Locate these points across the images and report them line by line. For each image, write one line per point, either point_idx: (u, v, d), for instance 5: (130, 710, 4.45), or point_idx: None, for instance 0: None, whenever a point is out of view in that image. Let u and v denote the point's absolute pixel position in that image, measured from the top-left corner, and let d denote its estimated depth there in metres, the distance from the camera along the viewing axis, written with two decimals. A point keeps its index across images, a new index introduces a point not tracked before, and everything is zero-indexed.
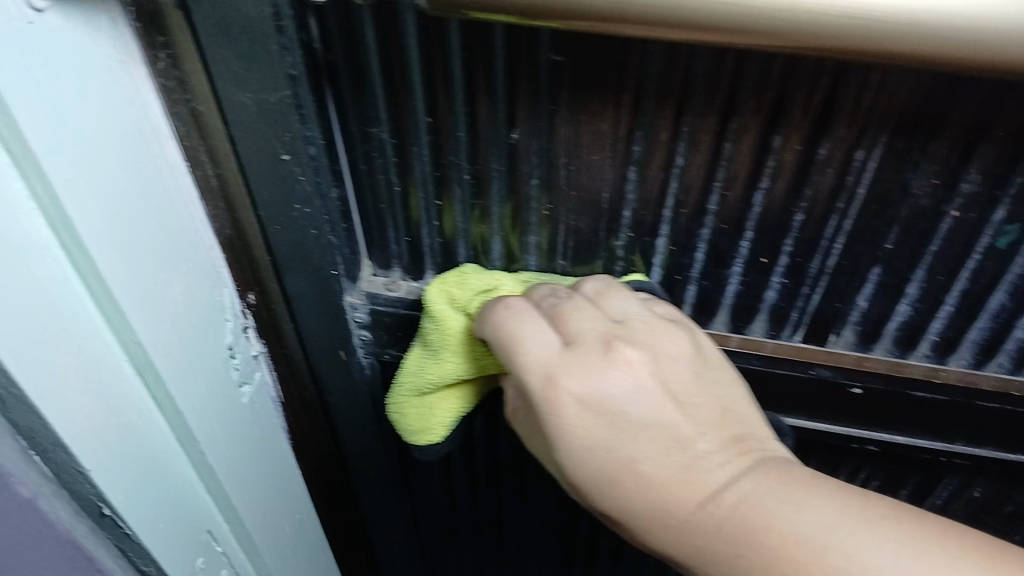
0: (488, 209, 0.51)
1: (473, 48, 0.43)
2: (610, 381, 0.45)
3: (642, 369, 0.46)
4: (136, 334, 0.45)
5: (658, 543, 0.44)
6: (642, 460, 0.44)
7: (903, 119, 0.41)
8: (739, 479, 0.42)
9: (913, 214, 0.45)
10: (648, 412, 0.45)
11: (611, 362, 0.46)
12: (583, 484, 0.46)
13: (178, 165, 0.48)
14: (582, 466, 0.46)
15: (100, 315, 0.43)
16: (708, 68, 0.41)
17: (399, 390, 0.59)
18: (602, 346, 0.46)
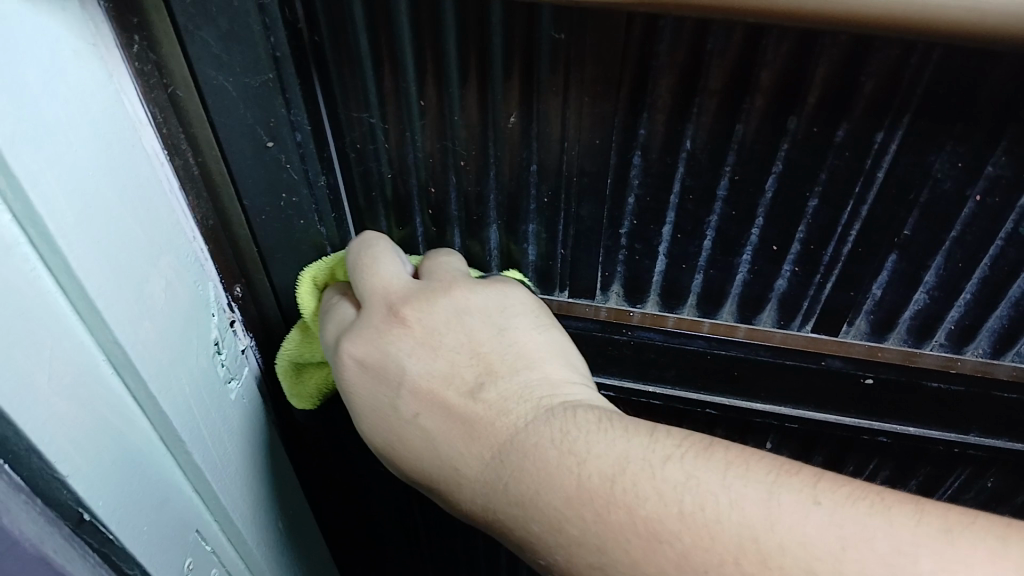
0: (484, 196, 0.49)
1: (469, 26, 0.40)
2: (389, 345, 0.47)
3: (420, 329, 0.47)
4: (111, 331, 0.42)
5: (413, 472, 0.48)
6: (424, 418, 0.46)
7: (928, 99, 0.39)
8: (530, 425, 0.44)
9: (933, 199, 0.43)
10: (424, 371, 0.47)
11: (390, 324, 0.48)
12: (391, 454, 0.49)
13: (161, 153, 0.45)
14: (380, 432, 0.49)
15: (70, 312, 0.40)
16: (719, 45, 0.39)
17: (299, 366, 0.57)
18: (386, 309, 0.48)
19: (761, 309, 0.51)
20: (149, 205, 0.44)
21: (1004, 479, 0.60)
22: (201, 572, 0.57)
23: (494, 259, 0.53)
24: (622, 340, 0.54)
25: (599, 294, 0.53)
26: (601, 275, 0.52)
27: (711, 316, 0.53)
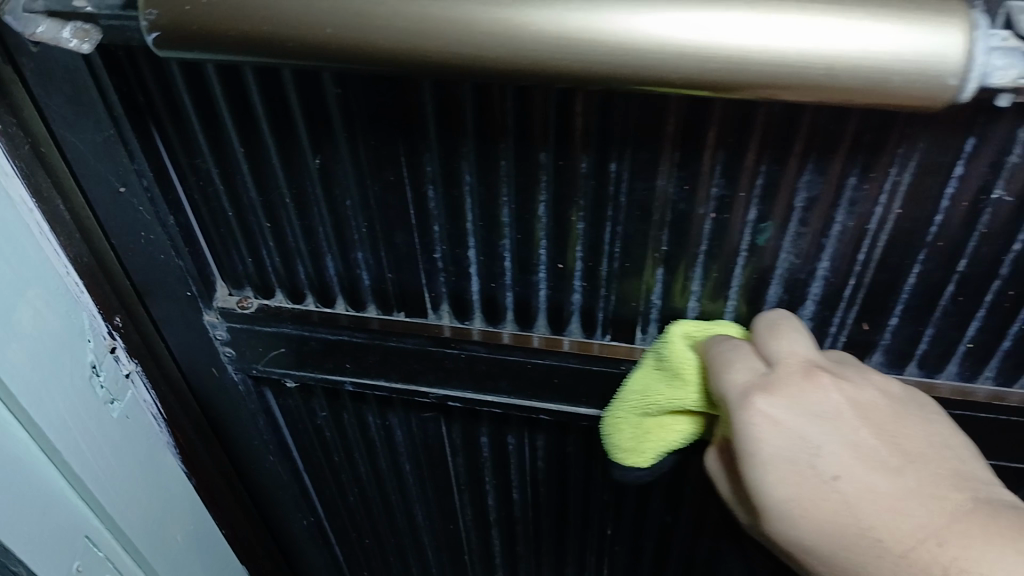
0: (314, 229, 0.56)
1: (270, 89, 0.48)
2: (812, 407, 0.44)
3: (840, 388, 0.45)
4: None
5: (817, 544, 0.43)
6: (842, 476, 0.42)
7: (645, 135, 0.46)
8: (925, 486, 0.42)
9: (675, 218, 0.50)
10: (828, 436, 0.43)
11: (812, 384, 0.44)
12: (778, 533, 0.45)
13: (28, 199, 0.51)
14: (781, 505, 0.44)
15: None
16: (471, 96, 0.46)
17: (621, 408, 0.55)
18: (804, 371, 0.45)
19: (566, 321, 0.59)
20: (19, 246, 0.50)
21: None
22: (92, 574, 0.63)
23: (337, 284, 0.60)
24: (454, 352, 0.61)
25: (432, 312, 0.61)
26: (430, 295, 0.59)
27: (525, 328, 0.60)
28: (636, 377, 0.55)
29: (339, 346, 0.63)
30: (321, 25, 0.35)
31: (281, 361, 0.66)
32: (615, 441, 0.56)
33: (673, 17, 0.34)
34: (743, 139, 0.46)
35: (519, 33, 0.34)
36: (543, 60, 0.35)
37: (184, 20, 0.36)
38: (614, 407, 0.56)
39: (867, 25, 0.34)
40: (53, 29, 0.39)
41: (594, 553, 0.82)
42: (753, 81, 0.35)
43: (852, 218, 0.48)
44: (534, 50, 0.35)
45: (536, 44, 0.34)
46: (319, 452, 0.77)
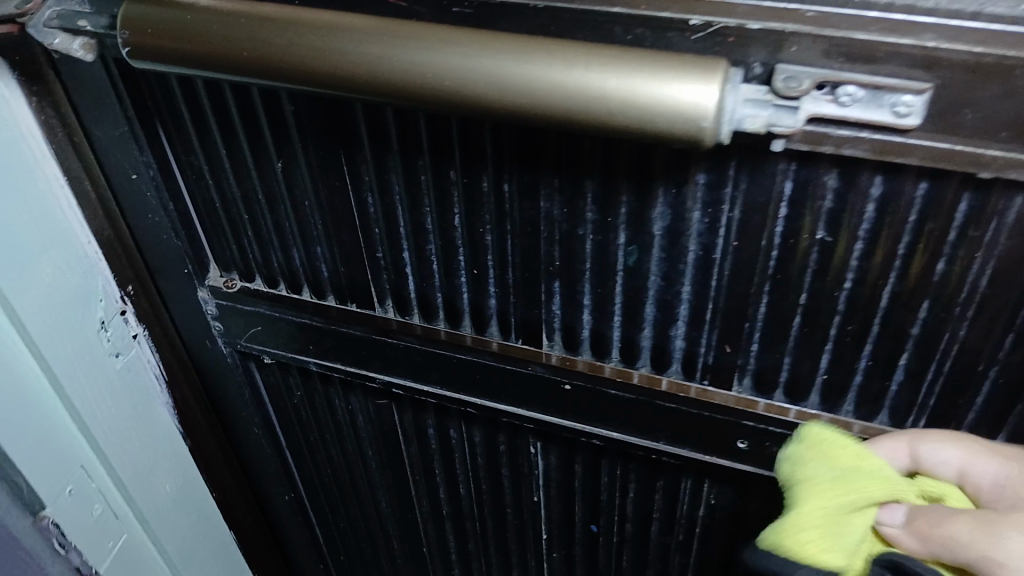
0: (283, 223, 0.68)
1: (241, 104, 0.60)
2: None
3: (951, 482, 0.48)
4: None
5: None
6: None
7: (525, 161, 0.56)
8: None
9: (560, 234, 0.59)
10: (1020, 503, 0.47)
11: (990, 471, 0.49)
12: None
13: (61, 177, 0.65)
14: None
15: None
16: (392, 119, 0.57)
17: (818, 449, 0.51)
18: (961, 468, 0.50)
19: (486, 324, 0.68)
20: (44, 212, 0.64)
21: (721, 494, 0.72)
22: (85, 501, 0.74)
23: (303, 274, 0.72)
24: (393, 342, 0.71)
25: (379, 306, 0.72)
26: (376, 290, 0.70)
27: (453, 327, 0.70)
28: (836, 441, 0.51)
29: (304, 329, 0.75)
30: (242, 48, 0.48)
31: (259, 337, 0.77)
32: (794, 470, 0.52)
33: (480, 61, 0.45)
34: (603, 171, 0.55)
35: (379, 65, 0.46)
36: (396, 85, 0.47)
37: (151, 39, 0.50)
38: (818, 446, 0.51)
39: (642, 79, 0.43)
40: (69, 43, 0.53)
41: (535, 556, 0.89)
42: (545, 110, 0.45)
43: (702, 246, 0.56)
44: (384, 74, 0.47)
45: (392, 71, 0.46)
46: (298, 430, 0.88)
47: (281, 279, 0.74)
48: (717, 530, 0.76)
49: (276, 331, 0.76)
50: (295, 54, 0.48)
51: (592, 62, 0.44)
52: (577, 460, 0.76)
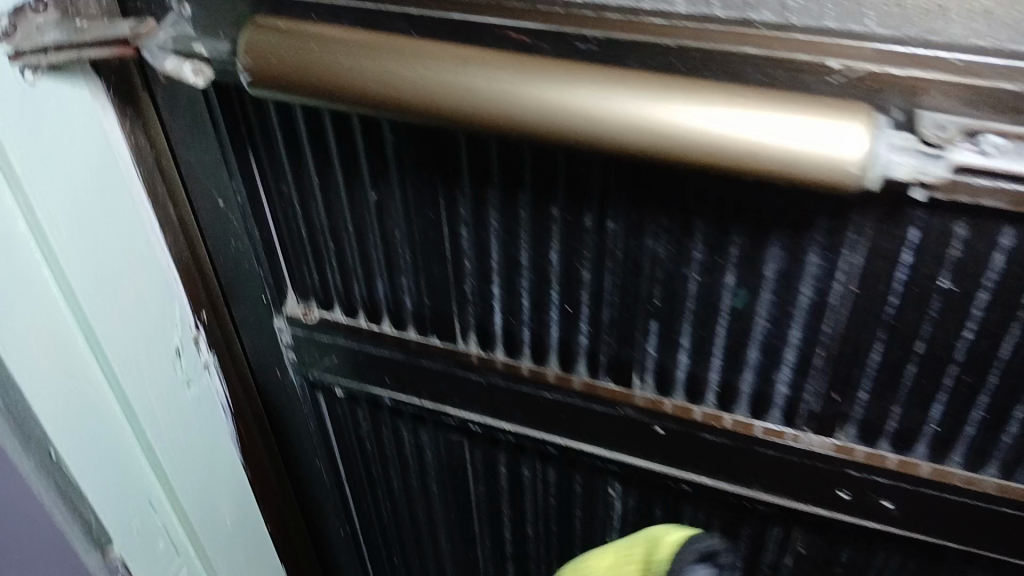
0: (369, 254, 0.67)
1: (340, 133, 0.59)
2: None
3: None
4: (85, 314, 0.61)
5: None
6: None
7: (635, 200, 0.55)
8: None
9: (663, 274, 0.58)
10: None
11: None
12: None
13: (145, 206, 0.65)
14: None
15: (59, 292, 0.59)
16: (498, 153, 0.56)
17: None
18: None
19: (574, 363, 0.66)
20: (128, 233, 0.64)
21: (810, 543, 0.70)
22: (151, 536, 0.73)
23: (384, 305, 0.70)
24: (475, 378, 0.70)
25: (461, 340, 0.70)
26: (460, 325, 0.68)
27: (537, 364, 0.68)
28: None
29: (382, 362, 0.74)
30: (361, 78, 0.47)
31: (332, 369, 0.76)
32: None
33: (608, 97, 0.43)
34: (719, 212, 0.53)
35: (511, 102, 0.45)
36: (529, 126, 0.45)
37: (265, 66, 0.49)
38: None
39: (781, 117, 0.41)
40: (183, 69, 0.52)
41: None
42: (671, 145, 0.43)
43: (817, 292, 0.54)
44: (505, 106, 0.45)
45: (522, 108, 0.45)
46: (361, 464, 0.86)
47: (359, 309, 0.72)
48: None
49: (352, 362, 0.75)
50: (422, 90, 0.46)
51: (746, 102, 0.42)
52: (656, 505, 0.73)
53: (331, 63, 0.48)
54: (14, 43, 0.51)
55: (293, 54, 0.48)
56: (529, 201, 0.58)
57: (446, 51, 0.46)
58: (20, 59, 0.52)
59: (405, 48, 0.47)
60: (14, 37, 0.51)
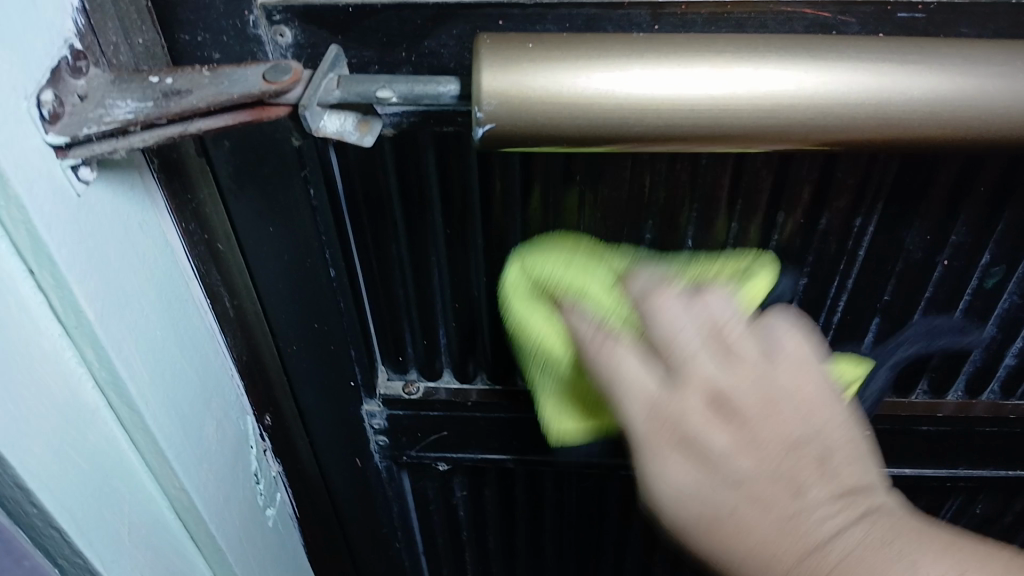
0: (502, 306, 0.54)
1: (492, 167, 0.45)
2: None
3: None
4: (168, 476, 0.44)
5: None
6: None
7: (895, 188, 0.45)
8: None
9: (907, 267, 0.49)
10: None
11: None
12: None
13: (204, 302, 0.47)
14: None
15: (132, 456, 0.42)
16: (712, 163, 0.44)
17: None
18: None
19: None
20: (198, 352, 0.46)
21: (989, 502, 0.67)
22: None
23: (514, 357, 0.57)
24: None
25: None
26: None
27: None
28: None
29: (508, 423, 0.60)
30: (655, 119, 0.33)
31: (437, 446, 0.62)
32: None
33: (1004, 71, 0.33)
34: (990, 188, 0.45)
35: (836, 112, 0.33)
36: (829, 137, 0.34)
37: (512, 136, 0.33)
38: None
39: (957, 71, 0.33)
40: (336, 120, 0.34)
41: None
42: None
43: None
44: (856, 124, 0.33)
45: (893, 127, 0.33)
46: (447, 534, 0.73)
47: (477, 370, 0.58)
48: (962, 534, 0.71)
49: (465, 432, 0.61)
50: (700, 123, 0.33)
51: (908, 78, 0.33)
52: None
53: (613, 115, 0.32)
54: (61, 130, 0.32)
55: (567, 93, 0.32)
56: (748, 215, 0.47)
57: (794, 71, 0.32)
58: (69, 156, 0.33)
59: (714, 70, 0.32)
60: (62, 119, 0.32)
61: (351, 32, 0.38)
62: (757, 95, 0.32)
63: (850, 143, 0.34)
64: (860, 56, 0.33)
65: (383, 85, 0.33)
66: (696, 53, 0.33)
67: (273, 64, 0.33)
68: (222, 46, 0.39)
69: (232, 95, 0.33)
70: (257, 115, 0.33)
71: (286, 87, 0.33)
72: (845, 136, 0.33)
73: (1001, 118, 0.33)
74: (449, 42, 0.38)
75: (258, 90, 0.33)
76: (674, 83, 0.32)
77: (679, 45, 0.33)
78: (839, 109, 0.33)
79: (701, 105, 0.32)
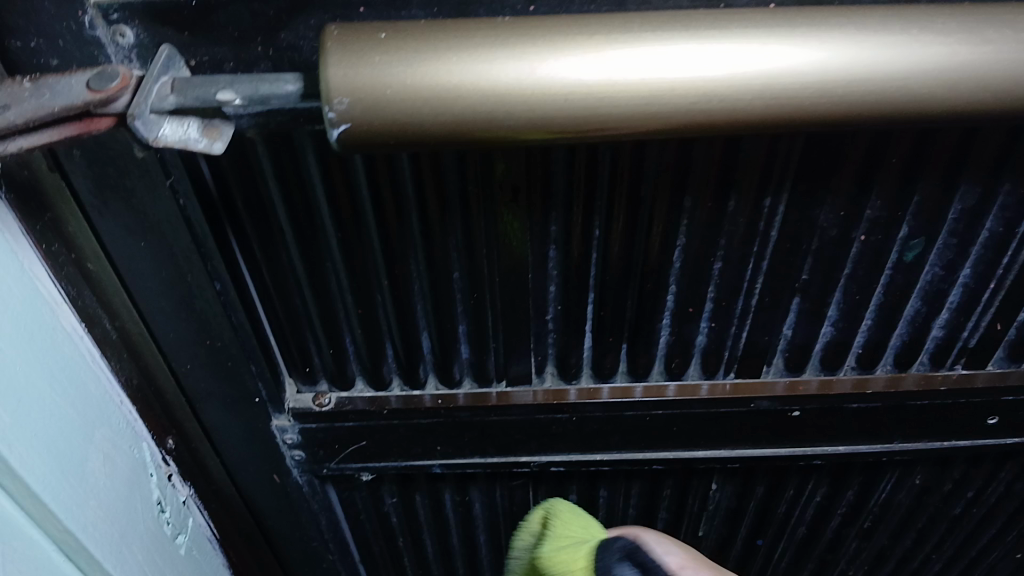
0: (410, 308, 0.51)
1: (377, 163, 0.42)
2: None
3: None
4: (46, 519, 0.41)
5: None
6: None
7: (803, 164, 0.43)
8: None
9: (823, 244, 0.47)
10: None
11: None
12: None
13: (79, 327, 0.43)
14: None
15: (3, 502, 0.38)
16: (611, 148, 0.41)
17: None
18: None
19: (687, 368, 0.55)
20: (74, 382, 0.43)
21: (927, 472, 0.66)
22: None
23: (429, 360, 0.54)
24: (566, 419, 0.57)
25: (536, 378, 0.56)
26: (536, 360, 0.54)
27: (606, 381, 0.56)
28: None
29: (429, 428, 0.58)
30: (528, 113, 0.30)
31: (358, 456, 0.59)
32: None
33: (897, 42, 0.30)
34: (900, 160, 0.43)
35: (719, 94, 0.30)
36: (718, 121, 0.31)
37: (372, 138, 0.30)
38: None
39: (848, 43, 0.30)
40: (177, 127, 0.31)
41: None
42: (984, 113, 0.31)
43: (1002, 224, 0.47)
44: (746, 107, 0.30)
45: (784, 107, 0.31)
46: (383, 544, 0.70)
47: (391, 376, 0.56)
48: (904, 504, 0.70)
49: (385, 441, 0.58)
50: (577, 114, 0.30)
51: (798, 52, 0.30)
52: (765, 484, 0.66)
53: (479, 108, 0.29)
54: None
55: (426, 88, 0.29)
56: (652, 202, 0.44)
57: (673, 51, 0.30)
58: None
59: (586, 54, 0.29)
60: None
61: (200, 29, 0.35)
62: (633, 79, 0.30)
63: (742, 126, 0.31)
64: (743, 34, 0.30)
65: (223, 85, 0.30)
66: (564, 36, 0.30)
67: (98, 70, 0.30)
68: (59, 52, 0.35)
69: (53, 108, 0.29)
70: (84, 128, 0.30)
71: (113, 95, 0.29)
72: (736, 119, 0.31)
73: (897, 94, 0.31)
74: (309, 34, 0.35)
75: (81, 101, 0.29)
76: (545, 73, 0.29)
77: (549, 30, 0.30)
78: (725, 92, 0.30)
79: (575, 95, 0.30)
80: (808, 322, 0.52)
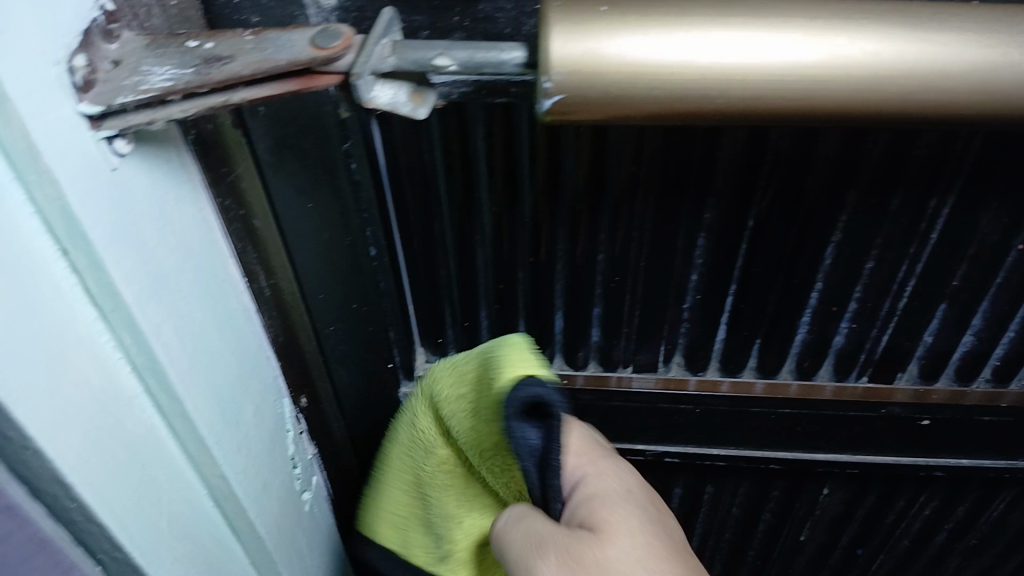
0: (549, 286, 0.51)
1: (542, 139, 0.43)
2: None
3: None
4: (205, 461, 0.42)
5: None
6: None
7: (977, 165, 0.42)
8: None
9: (981, 250, 0.46)
10: None
11: None
12: None
13: (240, 281, 0.45)
14: None
15: (170, 442, 0.40)
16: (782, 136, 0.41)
17: None
18: None
19: (818, 367, 0.54)
20: (234, 332, 0.44)
21: None
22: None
23: (558, 340, 0.55)
24: (689, 409, 0.57)
25: (662, 366, 0.56)
26: (665, 348, 0.55)
27: (734, 375, 0.56)
28: None
29: None
30: (740, 93, 0.29)
31: None
32: None
33: None
34: None
35: (938, 83, 0.29)
36: (935, 108, 0.30)
37: (583, 108, 0.30)
38: None
39: None
40: (388, 91, 0.31)
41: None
42: None
43: None
44: (969, 95, 0.29)
45: (1012, 98, 0.29)
46: None
47: None
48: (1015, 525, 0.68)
49: None
50: (790, 95, 0.30)
51: None
52: (876, 491, 0.65)
53: (693, 87, 0.29)
54: (94, 99, 0.30)
55: (644, 61, 0.29)
56: (815, 198, 0.44)
57: (895, 40, 0.29)
58: (103, 127, 0.31)
59: (803, 37, 0.29)
60: (95, 87, 0.30)
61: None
62: (850, 63, 0.29)
63: (963, 115, 0.30)
64: (972, 21, 0.29)
65: (440, 51, 0.30)
66: (784, 17, 0.29)
67: (320, 28, 0.31)
68: (261, 10, 0.36)
69: (278, 63, 0.30)
70: (305, 84, 0.31)
71: (337, 53, 0.30)
72: (953, 109, 0.30)
73: None
74: (505, 8, 0.36)
75: (306, 58, 0.30)
76: (761, 54, 0.29)
77: (768, 10, 0.29)
78: (948, 81, 0.29)
79: (789, 76, 0.29)
80: (950, 330, 0.51)
